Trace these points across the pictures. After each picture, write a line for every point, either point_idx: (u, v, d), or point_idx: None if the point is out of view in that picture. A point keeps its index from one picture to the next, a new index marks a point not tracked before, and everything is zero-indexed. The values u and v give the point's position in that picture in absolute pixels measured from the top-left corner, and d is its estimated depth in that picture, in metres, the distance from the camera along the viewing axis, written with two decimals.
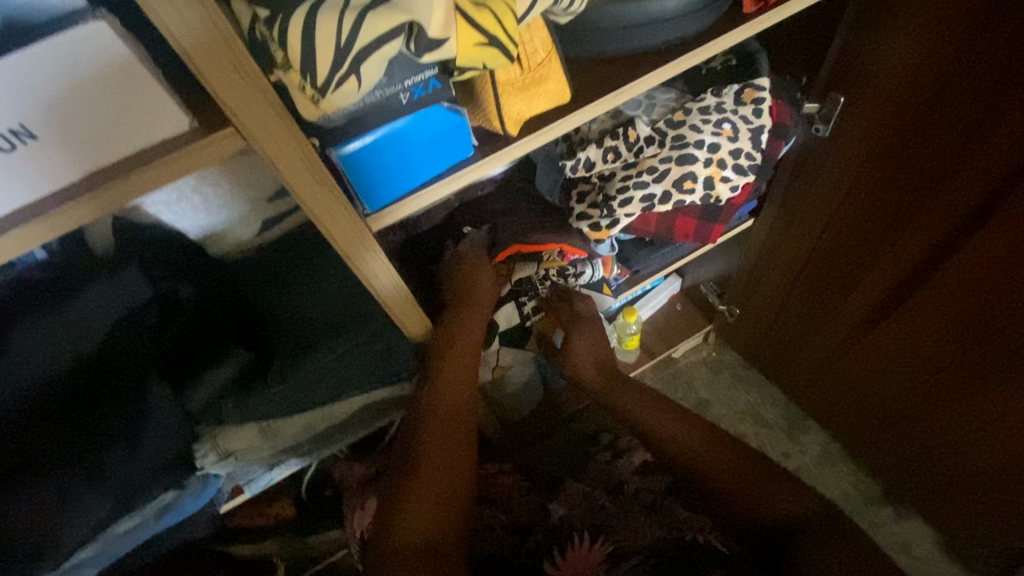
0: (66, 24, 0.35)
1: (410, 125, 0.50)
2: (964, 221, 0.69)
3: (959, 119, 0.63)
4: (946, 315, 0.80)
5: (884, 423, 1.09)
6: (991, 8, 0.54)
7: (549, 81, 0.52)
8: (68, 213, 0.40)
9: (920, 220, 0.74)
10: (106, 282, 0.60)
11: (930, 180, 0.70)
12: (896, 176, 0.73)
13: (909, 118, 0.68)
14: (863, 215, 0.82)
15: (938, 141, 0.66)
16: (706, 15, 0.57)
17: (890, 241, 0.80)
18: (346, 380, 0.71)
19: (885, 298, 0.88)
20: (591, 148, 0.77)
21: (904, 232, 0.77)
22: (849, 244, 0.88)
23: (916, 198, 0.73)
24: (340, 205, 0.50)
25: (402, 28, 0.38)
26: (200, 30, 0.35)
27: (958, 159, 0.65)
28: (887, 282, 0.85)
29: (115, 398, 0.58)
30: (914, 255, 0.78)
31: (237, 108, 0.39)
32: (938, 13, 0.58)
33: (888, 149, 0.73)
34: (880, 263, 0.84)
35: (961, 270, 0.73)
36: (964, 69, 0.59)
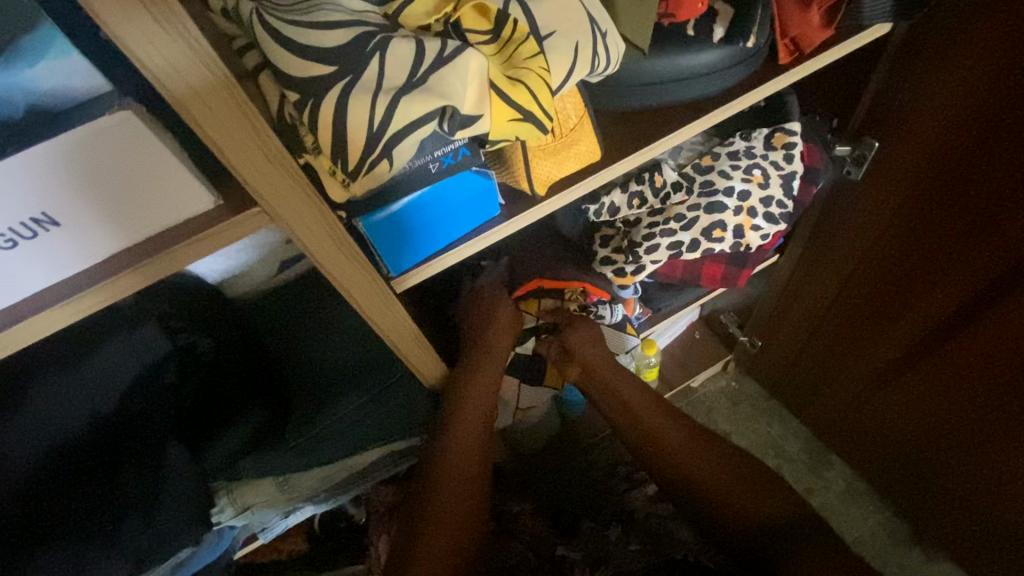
0: (91, 113, 0.34)
1: (437, 190, 0.48)
2: (1005, 274, 0.66)
3: (1003, 173, 0.60)
4: (986, 363, 0.77)
5: (913, 465, 1.05)
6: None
7: (580, 144, 0.50)
8: (92, 295, 0.39)
9: (958, 270, 0.71)
10: (125, 338, 0.60)
11: (969, 233, 0.67)
12: (934, 224, 0.70)
13: (949, 169, 0.65)
14: (895, 261, 0.79)
15: (983, 194, 0.63)
16: (740, 70, 0.55)
17: (925, 288, 0.77)
18: (365, 431, 0.69)
19: (917, 343, 0.85)
20: (617, 193, 0.74)
21: (940, 282, 0.74)
22: (880, 288, 0.85)
23: (955, 248, 0.70)
24: (365, 274, 0.49)
25: (435, 113, 0.36)
26: (231, 121, 0.34)
27: (1000, 213, 0.62)
28: (920, 328, 0.82)
29: (132, 460, 0.56)
30: (952, 304, 0.75)
31: (264, 191, 0.38)
32: (982, 65, 0.56)
33: (923, 198, 0.70)
34: (913, 310, 0.81)
35: (1001, 321, 0.70)
36: (1008, 124, 0.57)
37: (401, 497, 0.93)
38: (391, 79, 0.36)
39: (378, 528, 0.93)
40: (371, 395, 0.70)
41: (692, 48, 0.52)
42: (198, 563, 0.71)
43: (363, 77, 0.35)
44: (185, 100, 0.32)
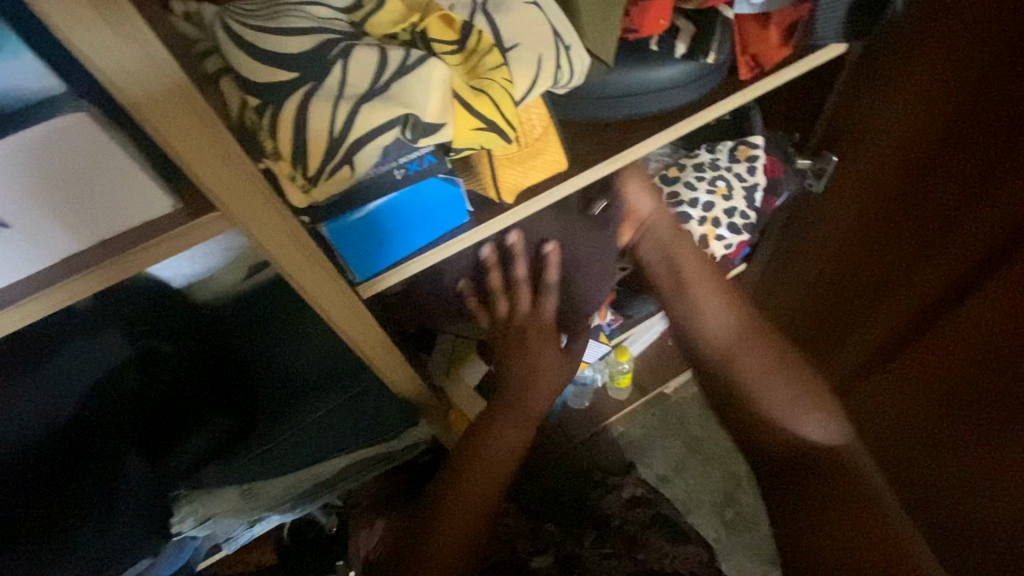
0: (43, 113, 0.33)
1: (408, 194, 0.49)
2: (951, 288, 0.65)
3: (953, 185, 0.60)
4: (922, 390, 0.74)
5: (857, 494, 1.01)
6: (992, 77, 0.53)
7: (546, 153, 0.51)
8: (45, 298, 0.38)
9: (905, 286, 0.71)
10: (83, 343, 0.57)
11: (918, 245, 0.67)
12: (889, 235, 0.71)
13: (907, 178, 0.65)
14: (857, 267, 0.79)
15: (933, 206, 0.63)
16: (703, 84, 0.57)
17: (876, 302, 0.77)
18: (331, 439, 0.69)
19: (869, 358, 0.83)
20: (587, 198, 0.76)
21: (895, 291, 0.73)
22: (843, 296, 0.84)
23: (904, 262, 0.70)
24: (328, 279, 0.49)
25: (397, 120, 0.37)
26: (186, 124, 0.34)
27: (952, 221, 0.62)
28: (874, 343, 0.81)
29: (91, 468, 0.55)
30: (898, 320, 0.75)
31: (223, 196, 0.38)
32: (937, 78, 0.57)
33: (886, 202, 0.70)
34: (870, 321, 0.80)
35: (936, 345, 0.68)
36: (962, 131, 0.57)
37: (388, 491, 0.96)
38: (353, 87, 0.36)
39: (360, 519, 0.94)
40: (339, 402, 0.70)
41: (655, 63, 0.54)
42: None
43: (325, 84, 0.36)
44: (139, 104, 0.32)
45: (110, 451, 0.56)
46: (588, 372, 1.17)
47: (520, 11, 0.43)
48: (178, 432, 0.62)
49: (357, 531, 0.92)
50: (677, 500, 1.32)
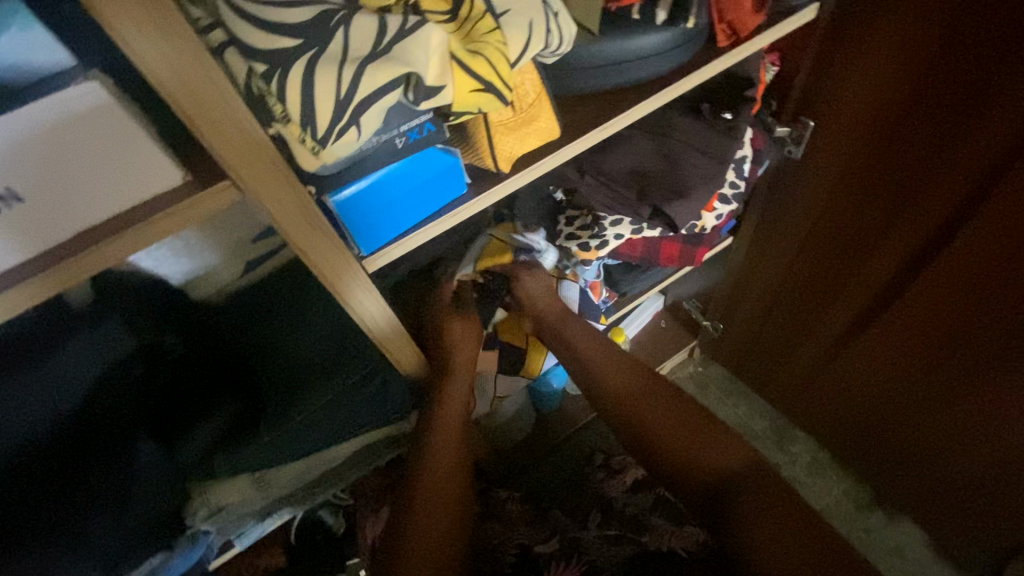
0: (56, 85, 0.34)
1: (405, 166, 0.50)
2: (956, 211, 0.67)
3: (935, 121, 0.63)
4: (943, 302, 0.76)
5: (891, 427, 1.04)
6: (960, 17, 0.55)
7: (539, 121, 0.53)
8: (57, 274, 0.39)
9: (902, 224, 0.74)
10: (86, 334, 0.56)
11: (910, 183, 0.70)
12: (877, 181, 0.74)
13: (889, 122, 0.68)
14: (849, 213, 0.81)
15: (922, 144, 0.66)
16: (684, 52, 0.59)
17: (874, 245, 0.80)
18: (341, 423, 0.69)
19: (876, 294, 0.85)
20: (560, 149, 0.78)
21: (894, 228, 0.75)
22: (837, 246, 0.86)
23: (897, 201, 0.73)
24: (336, 250, 0.49)
25: (400, 80, 0.38)
26: (200, 88, 0.35)
27: (944, 152, 0.64)
28: (880, 279, 0.83)
29: (101, 459, 0.55)
30: (900, 258, 0.78)
31: (235, 163, 0.39)
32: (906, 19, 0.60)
33: (873, 146, 0.71)
34: (870, 259, 0.82)
35: (958, 263, 0.70)
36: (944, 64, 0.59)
37: (394, 477, 0.96)
38: (355, 51, 0.37)
39: (368, 511, 0.94)
40: (345, 387, 0.70)
41: (637, 31, 0.56)
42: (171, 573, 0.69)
43: (330, 48, 0.37)
44: (152, 68, 0.33)
45: (121, 439, 0.56)
46: None
47: None
48: (187, 421, 0.62)
49: (365, 522, 0.93)
50: None
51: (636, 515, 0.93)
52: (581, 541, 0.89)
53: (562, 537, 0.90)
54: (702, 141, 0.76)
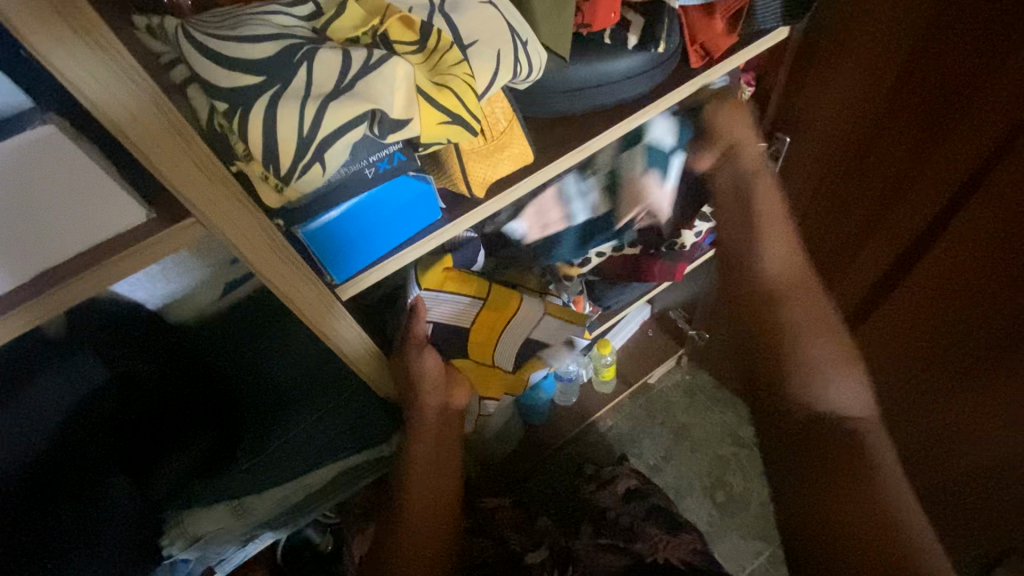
0: (13, 129, 0.33)
1: (376, 196, 0.50)
2: (934, 220, 0.65)
3: (906, 138, 0.63)
4: (919, 318, 0.73)
5: None
6: (929, 21, 0.54)
7: (511, 146, 0.53)
8: (18, 316, 0.38)
9: (875, 239, 0.74)
10: (60, 367, 0.57)
11: (883, 199, 0.69)
12: (851, 197, 0.74)
13: (861, 137, 0.68)
14: (829, 221, 0.79)
15: (894, 160, 0.65)
16: (656, 74, 0.60)
17: (850, 261, 0.80)
18: (322, 447, 0.69)
19: (854, 306, 0.84)
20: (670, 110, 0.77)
21: (875, 236, 0.73)
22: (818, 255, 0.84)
23: (869, 217, 0.73)
24: (306, 279, 0.49)
25: (364, 116, 0.38)
26: (159, 131, 0.34)
27: (915, 169, 0.64)
28: (861, 290, 0.81)
29: (72, 493, 0.54)
30: (875, 274, 0.77)
31: (201, 203, 0.39)
32: (877, 35, 0.59)
33: (851, 151, 0.70)
34: (849, 270, 0.80)
35: (932, 277, 0.68)
36: (914, 82, 0.59)
37: (380, 496, 0.95)
38: (318, 86, 0.37)
39: (354, 530, 0.93)
40: (326, 410, 0.70)
41: (608, 55, 0.56)
42: None
43: (291, 86, 0.37)
44: (110, 111, 0.32)
45: (93, 473, 0.55)
46: (572, 367, 1.20)
47: (476, 11, 0.45)
48: (161, 452, 0.61)
49: (352, 542, 0.92)
50: (670, 488, 1.34)
51: (629, 522, 0.94)
52: (573, 553, 0.87)
53: (551, 547, 0.89)
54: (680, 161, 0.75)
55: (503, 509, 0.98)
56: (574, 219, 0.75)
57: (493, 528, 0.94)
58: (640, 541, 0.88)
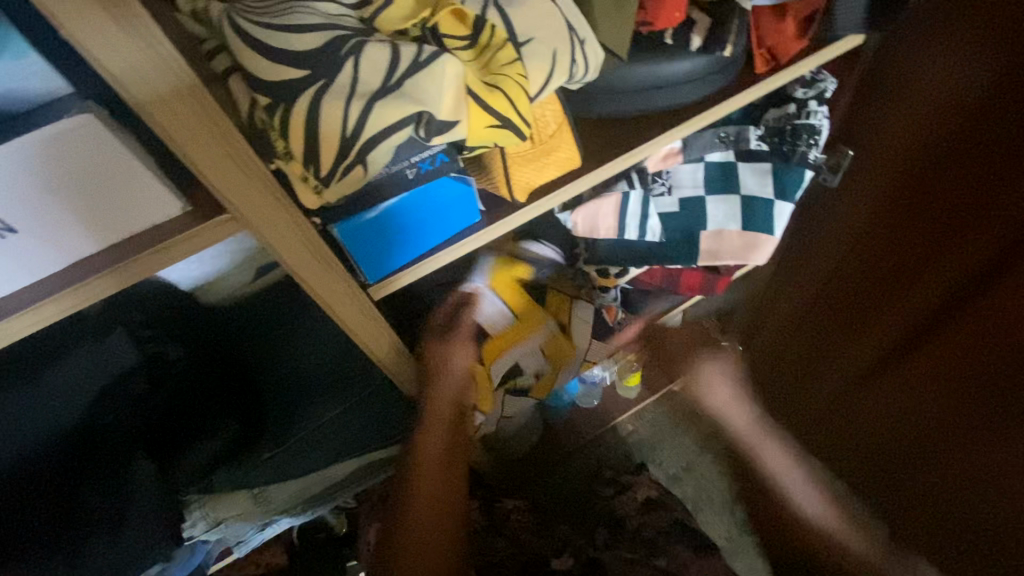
0: (50, 116, 0.32)
1: (413, 197, 0.48)
2: (995, 257, 0.58)
3: (979, 164, 0.57)
4: (929, 394, 0.74)
5: (878, 486, 0.97)
6: (979, 115, 0.56)
7: (559, 151, 0.50)
8: (56, 303, 0.38)
9: (925, 277, 0.68)
10: (87, 349, 0.56)
11: (942, 232, 0.64)
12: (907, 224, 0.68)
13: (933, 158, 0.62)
14: (858, 279, 0.80)
15: (963, 188, 0.60)
16: (718, 79, 0.56)
17: (896, 295, 0.74)
18: (344, 441, 0.68)
19: (869, 365, 0.84)
20: (789, 108, 0.65)
21: (896, 304, 0.74)
22: (843, 308, 0.86)
23: (925, 249, 0.67)
24: (338, 280, 0.48)
25: (411, 118, 0.36)
26: (197, 125, 0.33)
27: (982, 202, 0.58)
28: (875, 350, 0.82)
29: (99, 471, 0.55)
30: (919, 313, 0.71)
31: (237, 200, 0.38)
32: (976, 40, 0.54)
33: (891, 220, 0.71)
34: (871, 329, 0.81)
35: (941, 354, 0.69)
36: (999, 101, 0.54)
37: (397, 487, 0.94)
38: (365, 84, 0.35)
39: (369, 519, 0.93)
40: (350, 404, 0.69)
41: (669, 57, 0.52)
42: None
43: (336, 82, 0.35)
44: (155, 109, 0.31)
45: (119, 454, 0.56)
46: (597, 371, 1.17)
47: (534, 4, 0.42)
48: (185, 438, 0.60)
49: (366, 531, 0.92)
50: (688, 501, 1.30)
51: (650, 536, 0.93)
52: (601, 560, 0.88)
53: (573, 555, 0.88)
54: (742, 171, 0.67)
55: (518, 512, 0.97)
56: (624, 235, 0.67)
57: (509, 531, 0.94)
58: (663, 557, 0.88)
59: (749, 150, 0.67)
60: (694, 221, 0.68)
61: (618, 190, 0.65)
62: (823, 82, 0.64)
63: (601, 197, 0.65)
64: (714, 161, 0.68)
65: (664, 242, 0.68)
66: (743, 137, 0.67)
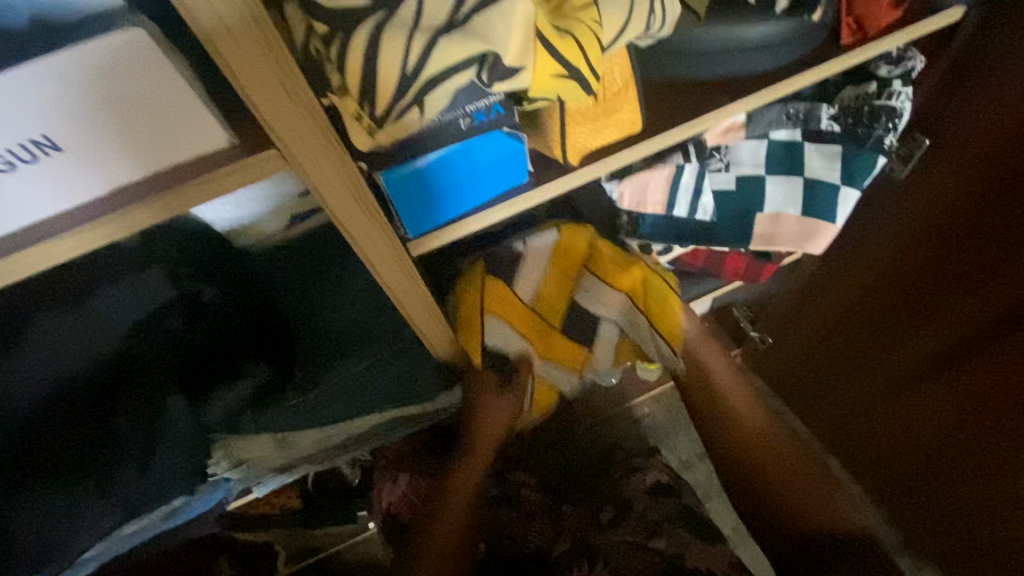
0: (99, 29, 0.30)
1: (461, 150, 0.45)
2: None
3: None
4: (955, 410, 0.82)
5: (922, 478, 0.99)
6: (1007, 165, 0.61)
7: (621, 111, 0.47)
8: (100, 228, 0.37)
9: (989, 284, 0.68)
10: (128, 282, 0.58)
11: (1009, 246, 0.64)
12: (976, 230, 0.67)
13: (1012, 162, 0.61)
14: (887, 306, 0.86)
15: None
16: (800, 47, 0.51)
17: (954, 299, 0.74)
18: (369, 396, 0.68)
19: (898, 380, 0.91)
20: (869, 87, 0.59)
21: (929, 329, 0.80)
22: (874, 329, 0.91)
23: (991, 259, 0.66)
24: (382, 233, 0.46)
25: (476, 60, 0.33)
26: (249, 48, 0.30)
27: None
28: (892, 371, 0.91)
29: (131, 404, 0.56)
30: (977, 322, 0.71)
31: (287, 137, 0.36)
32: None
33: (921, 257, 0.77)
34: (903, 347, 0.86)
35: (954, 381, 0.79)
36: None
37: (411, 446, 0.95)
38: (430, 17, 0.32)
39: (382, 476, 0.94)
40: (376, 360, 0.69)
41: (750, 17, 0.48)
42: (193, 511, 0.71)
43: (400, 12, 0.32)
44: (205, 26, 0.29)
45: (151, 389, 0.56)
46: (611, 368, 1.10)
47: None
48: (216, 380, 0.61)
49: (380, 486, 0.93)
50: (699, 487, 1.29)
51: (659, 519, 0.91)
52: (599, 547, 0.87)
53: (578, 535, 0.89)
54: (808, 151, 0.64)
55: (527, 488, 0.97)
56: (672, 211, 0.64)
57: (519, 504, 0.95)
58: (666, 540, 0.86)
59: (817, 130, 0.63)
60: (751, 202, 0.65)
61: (672, 163, 0.62)
62: (913, 59, 0.58)
63: (652, 168, 0.61)
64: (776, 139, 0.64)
65: (716, 221, 0.65)
66: (813, 115, 0.63)
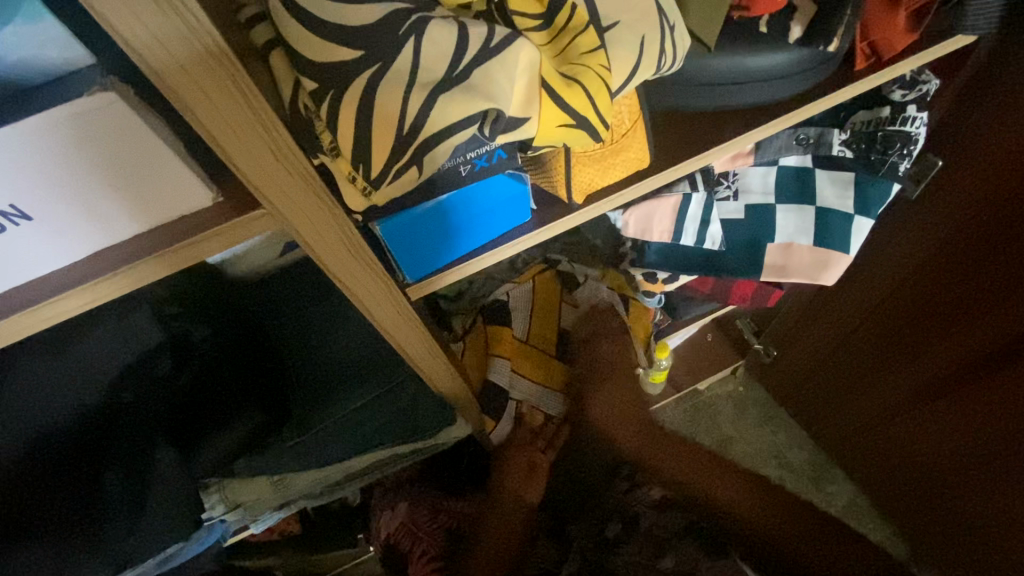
0: (68, 91, 0.28)
1: (461, 195, 0.43)
2: None
3: None
4: (970, 428, 0.81)
5: (932, 495, 0.97)
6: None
7: (629, 150, 0.45)
8: (76, 297, 0.34)
9: (1007, 305, 0.66)
10: (114, 325, 0.55)
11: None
12: (991, 250, 0.65)
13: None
14: (893, 326, 0.84)
15: None
16: (813, 75, 0.49)
17: (966, 320, 0.72)
18: (368, 433, 0.66)
19: (905, 398, 0.89)
20: (883, 111, 0.58)
21: (938, 352, 0.78)
22: (878, 351, 0.90)
23: (1008, 279, 0.64)
24: (379, 281, 0.44)
25: (478, 116, 0.31)
26: (231, 108, 0.28)
27: None
28: (898, 392, 0.90)
29: (119, 454, 0.53)
30: (996, 342, 0.69)
31: (274, 196, 0.34)
32: None
33: (929, 278, 0.74)
34: (912, 367, 0.84)
35: (969, 400, 0.78)
36: None
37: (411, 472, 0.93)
38: (427, 71, 0.30)
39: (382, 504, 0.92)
40: (376, 395, 0.67)
41: (762, 47, 0.45)
42: (188, 554, 0.68)
43: (395, 66, 0.29)
44: (181, 88, 0.27)
45: (139, 440, 0.54)
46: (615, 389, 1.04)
47: None
48: (208, 427, 0.58)
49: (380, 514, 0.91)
50: None
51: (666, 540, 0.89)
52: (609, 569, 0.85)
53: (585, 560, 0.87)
54: (818, 178, 0.62)
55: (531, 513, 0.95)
56: (679, 240, 0.61)
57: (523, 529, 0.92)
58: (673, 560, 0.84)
59: (827, 156, 0.61)
60: (761, 231, 0.63)
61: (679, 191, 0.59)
62: (926, 84, 0.56)
63: (658, 198, 0.59)
64: (786, 166, 0.62)
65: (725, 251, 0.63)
66: (824, 140, 0.61)
